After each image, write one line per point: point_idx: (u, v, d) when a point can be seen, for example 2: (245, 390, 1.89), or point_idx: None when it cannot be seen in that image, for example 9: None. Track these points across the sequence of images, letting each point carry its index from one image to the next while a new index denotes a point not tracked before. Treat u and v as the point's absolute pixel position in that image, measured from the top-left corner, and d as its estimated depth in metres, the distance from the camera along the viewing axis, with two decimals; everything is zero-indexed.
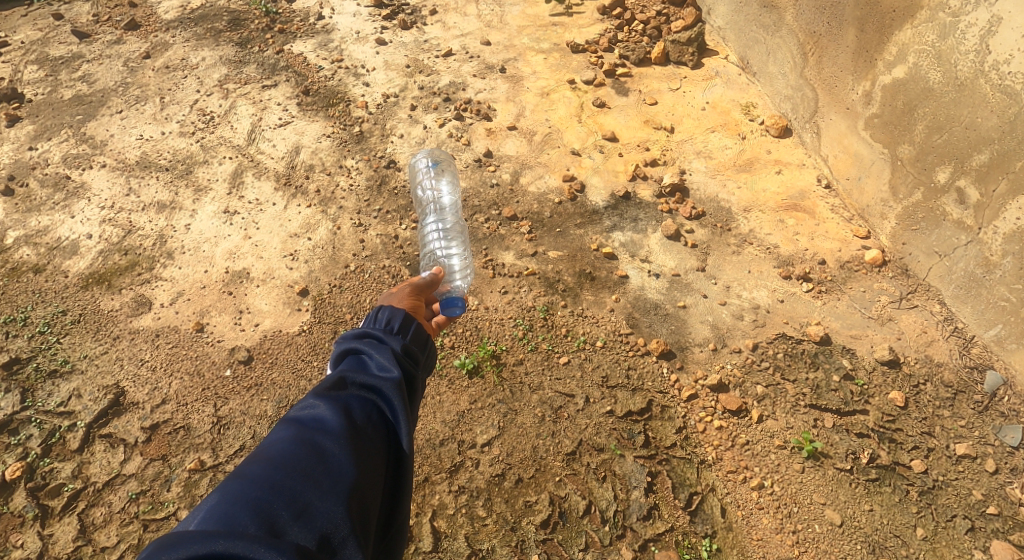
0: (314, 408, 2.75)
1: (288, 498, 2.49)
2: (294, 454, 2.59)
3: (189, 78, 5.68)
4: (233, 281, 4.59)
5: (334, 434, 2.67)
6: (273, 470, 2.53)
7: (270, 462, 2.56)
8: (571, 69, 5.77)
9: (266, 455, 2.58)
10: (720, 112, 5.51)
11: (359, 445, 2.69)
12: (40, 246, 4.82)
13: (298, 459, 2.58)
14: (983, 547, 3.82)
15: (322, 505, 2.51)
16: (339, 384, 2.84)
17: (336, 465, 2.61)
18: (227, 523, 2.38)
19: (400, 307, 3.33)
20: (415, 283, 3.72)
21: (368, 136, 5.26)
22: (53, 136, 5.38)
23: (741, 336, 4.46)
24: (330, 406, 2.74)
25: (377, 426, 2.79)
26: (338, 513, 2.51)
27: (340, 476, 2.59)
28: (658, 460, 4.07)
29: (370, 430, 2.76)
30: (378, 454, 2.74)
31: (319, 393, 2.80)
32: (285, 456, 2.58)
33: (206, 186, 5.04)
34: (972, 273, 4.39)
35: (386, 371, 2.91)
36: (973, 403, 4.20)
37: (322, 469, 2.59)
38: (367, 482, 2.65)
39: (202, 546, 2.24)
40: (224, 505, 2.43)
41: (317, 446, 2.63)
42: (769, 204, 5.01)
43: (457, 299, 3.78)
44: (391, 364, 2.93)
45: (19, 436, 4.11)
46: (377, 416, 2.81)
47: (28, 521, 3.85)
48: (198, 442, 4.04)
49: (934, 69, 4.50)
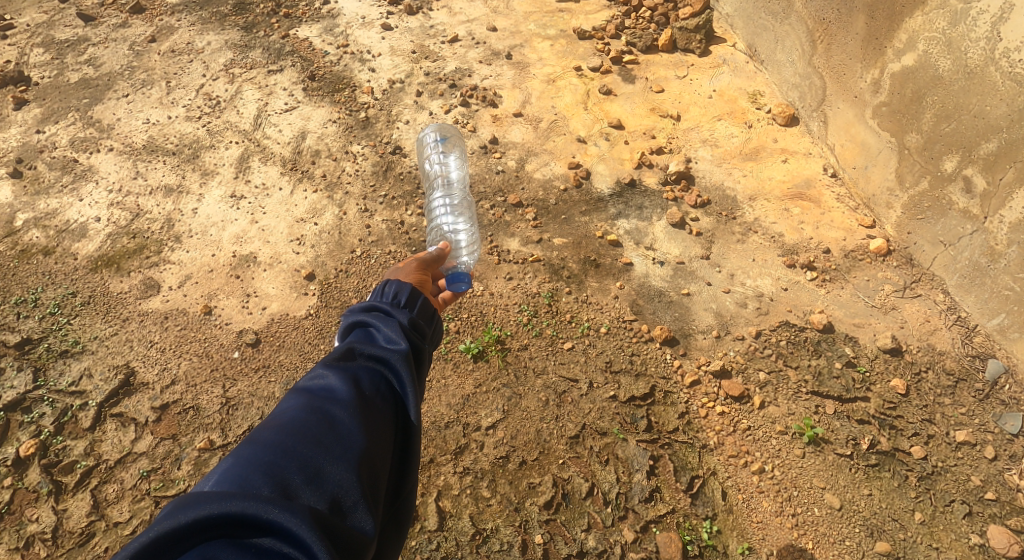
0: (324, 378, 2.81)
1: (299, 462, 2.54)
2: (304, 421, 2.65)
3: (195, 62, 5.66)
4: (241, 265, 4.63)
5: (344, 402, 2.73)
6: (284, 436, 2.60)
7: (281, 429, 2.62)
8: (578, 56, 5.74)
9: (277, 423, 2.64)
10: (727, 100, 5.49)
11: (368, 412, 2.75)
12: (49, 228, 4.85)
13: (309, 426, 2.64)
14: (980, 531, 3.86)
15: (333, 469, 2.57)
16: (348, 355, 2.90)
17: (346, 432, 2.67)
18: (241, 485, 2.45)
19: (407, 281, 3.39)
20: (422, 258, 3.78)
21: (374, 122, 5.26)
22: (60, 119, 5.38)
23: (744, 323, 4.49)
24: (340, 376, 2.80)
25: (385, 395, 2.84)
26: (348, 478, 2.57)
27: (350, 443, 2.65)
28: (660, 444, 4.12)
29: (379, 400, 2.81)
30: (387, 421, 2.79)
31: (329, 364, 2.85)
32: (296, 423, 2.64)
33: (213, 170, 5.05)
34: (976, 262, 4.39)
35: (393, 343, 2.97)
36: (975, 391, 4.22)
37: (333, 435, 2.64)
38: (377, 449, 2.70)
39: (218, 505, 2.30)
40: (238, 469, 2.50)
41: (327, 414, 2.69)
42: (775, 192, 5.01)
43: (462, 274, 3.79)
44: (398, 336, 2.99)
45: (32, 414, 4.16)
46: (385, 386, 2.86)
47: (42, 497, 3.90)
48: (207, 422, 4.09)
49: (944, 57, 4.46)
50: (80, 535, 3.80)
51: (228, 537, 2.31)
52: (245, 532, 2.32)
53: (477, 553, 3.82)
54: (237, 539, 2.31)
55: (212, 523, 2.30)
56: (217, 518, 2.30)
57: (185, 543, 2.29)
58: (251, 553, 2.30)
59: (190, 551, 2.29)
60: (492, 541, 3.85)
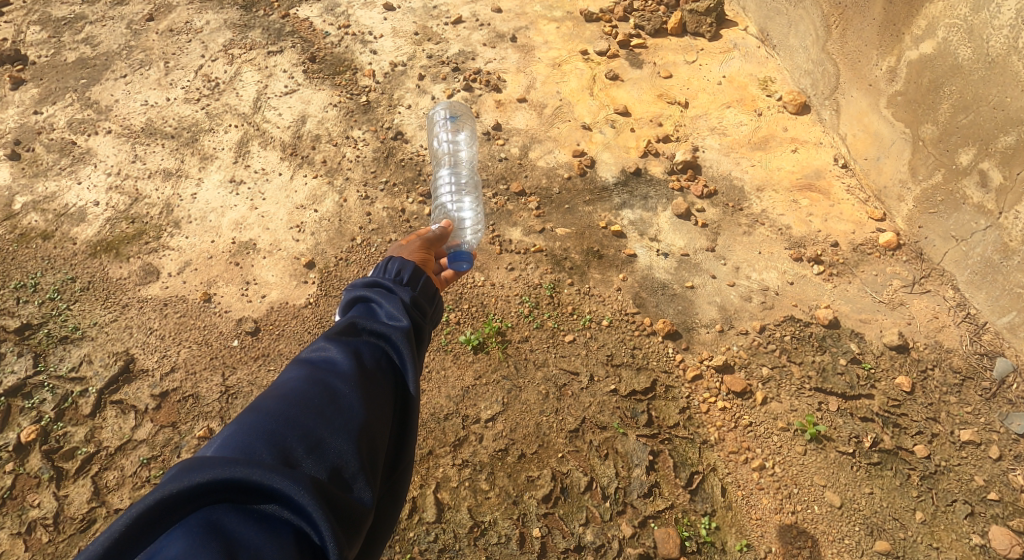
0: (326, 351, 2.78)
1: (301, 432, 2.52)
2: (306, 392, 2.63)
3: (194, 42, 5.57)
4: (240, 252, 4.60)
5: (345, 375, 2.70)
6: (286, 405, 2.57)
7: (282, 399, 2.59)
8: (585, 39, 5.60)
9: (279, 392, 2.62)
10: (738, 86, 5.34)
11: (369, 386, 2.72)
12: (47, 212, 4.82)
13: (311, 398, 2.61)
14: (982, 532, 3.82)
15: (333, 441, 2.55)
16: (350, 329, 2.86)
17: (347, 405, 2.64)
18: (245, 452, 2.43)
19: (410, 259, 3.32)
20: (424, 236, 3.72)
21: (376, 107, 5.18)
22: (58, 100, 5.32)
23: (748, 318, 4.43)
24: (341, 348, 2.77)
25: (386, 370, 2.82)
26: (348, 451, 2.55)
27: (351, 416, 2.63)
28: (660, 439, 4.09)
29: (379, 375, 2.78)
30: (387, 396, 2.76)
31: (330, 336, 2.82)
32: (298, 394, 2.61)
33: (212, 154, 5.00)
34: (989, 259, 4.29)
35: (395, 319, 2.92)
36: (982, 390, 4.16)
37: (334, 408, 2.62)
38: (376, 423, 2.68)
39: (222, 471, 2.28)
40: (240, 436, 2.47)
41: (328, 387, 2.66)
42: (783, 183, 4.90)
43: (464, 254, 3.68)
44: (400, 313, 2.95)
45: (32, 400, 4.18)
46: (386, 363, 2.83)
47: (44, 482, 3.94)
48: (208, 410, 4.10)
49: (965, 44, 4.30)
50: (81, 521, 3.84)
51: (231, 502, 2.30)
52: (248, 498, 2.30)
53: (474, 546, 3.83)
54: (241, 505, 2.30)
55: (215, 487, 2.27)
56: (221, 483, 2.28)
57: (189, 506, 2.26)
58: (254, 518, 2.29)
59: (192, 515, 2.27)
60: (489, 534, 3.85)
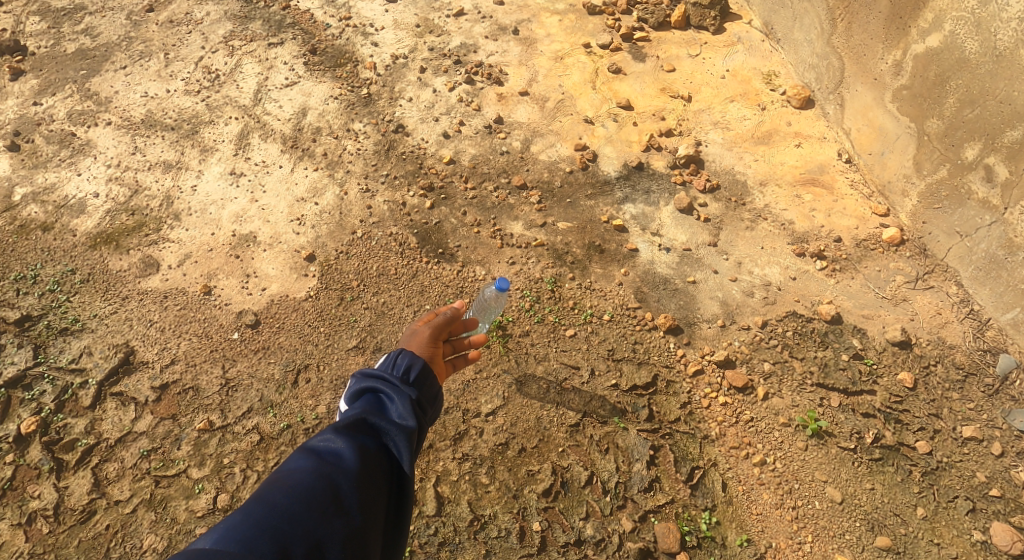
0: (332, 442, 2.66)
1: (296, 539, 2.43)
2: (305, 490, 2.53)
3: (194, 33, 5.54)
4: (240, 245, 4.59)
5: (347, 478, 2.59)
6: (285, 503, 2.48)
7: (284, 491, 2.51)
8: (587, 32, 5.57)
9: (281, 484, 2.52)
10: (741, 80, 5.30)
11: (367, 493, 2.60)
12: (47, 204, 4.80)
13: (310, 499, 2.52)
14: (983, 528, 3.81)
15: (324, 550, 2.46)
16: (358, 424, 2.72)
17: (343, 513, 2.53)
18: (242, 546, 2.36)
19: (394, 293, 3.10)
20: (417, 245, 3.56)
21: (377, 99, 5.16)
22: (58, 91, 5.30)
23: (750, 313, 4.41)
24: (349, 447, 2.64)
25: (388, 475, 2.68)
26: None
27: (345, 523, 2.52)
28: (661, 434, 4.07)
29: (381, 480, 2.64)
30: (384, 503, 2.64)
31: (338, 428, 2.69)
32: (297, 491, 2.51)
33: (212, 146, 4.98)
34: (993, 255, 4.30)
35: (404, 421, 2.76)
36: (985, 386, 4.13)
37: (331, 513, 2.51)
38: (370, 532, 2.57)
39: None
40: (237, 530, 2.39)
41: (328, 488, 2.55)
42: (787, 178, 4.87)
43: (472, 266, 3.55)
44: (409, 413, 2.78)
45: (32, 391, 4.17)
46: (389, 467, 2.69)
47: (44, 474, 3.94)
48: (208, 403, 4.10)
49: (972, 37, 4.34)
50: (81, 513, 3.84)
51: None
52: None
53: (474, 539, 3.82)
54: None
55: None
56: None
57: None
58: None
59: None
60: (489, 527, 3.84)
